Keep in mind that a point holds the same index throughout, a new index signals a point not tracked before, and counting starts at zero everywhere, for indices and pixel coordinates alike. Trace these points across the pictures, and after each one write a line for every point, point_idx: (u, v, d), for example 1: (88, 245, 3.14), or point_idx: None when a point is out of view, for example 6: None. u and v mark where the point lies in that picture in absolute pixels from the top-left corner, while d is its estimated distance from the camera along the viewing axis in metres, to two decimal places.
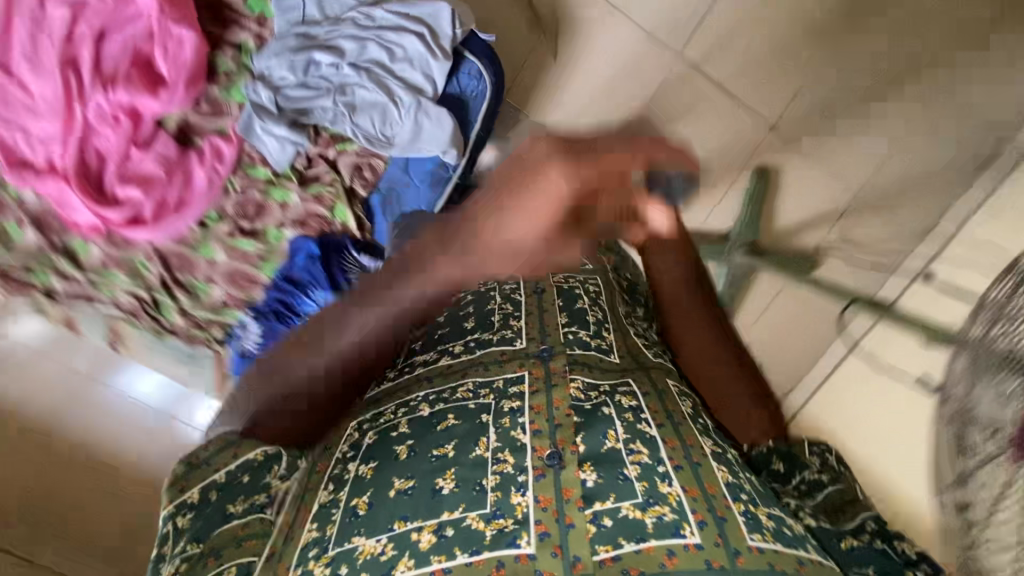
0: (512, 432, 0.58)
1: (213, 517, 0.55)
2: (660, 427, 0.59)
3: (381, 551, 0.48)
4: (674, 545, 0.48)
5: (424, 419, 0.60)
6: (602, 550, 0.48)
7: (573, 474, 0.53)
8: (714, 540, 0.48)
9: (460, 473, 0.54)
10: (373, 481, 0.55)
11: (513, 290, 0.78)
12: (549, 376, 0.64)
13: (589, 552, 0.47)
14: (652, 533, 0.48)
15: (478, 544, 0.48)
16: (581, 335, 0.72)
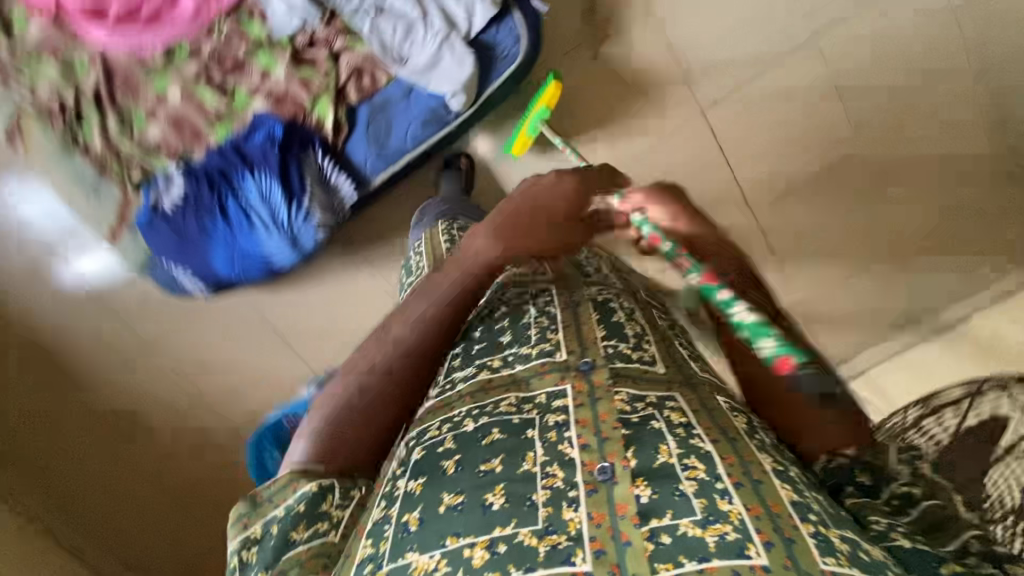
0: (560, 445, 0.57)
1: (276, 546, 0.58)
2: (716, 442, 0.56)
3: (434, 568, 0.48)
4: (739, 566, 0.44)
5: (469, 434, 0.60)
6: (662, 568, 0.45)
7: (626, 490, 0.51)
8: (783, 563, 0.45)
9: (509, 488, 0.53)
10: (422, 497, 0.55)
11: (548, 304, 0.81)
12: (593, 390, 0.63)
13: (649, 570, 0.45)
14: (714, 553, 0.45)
15: (531, 561, 0.47)
16: (621, 348, 0.71)
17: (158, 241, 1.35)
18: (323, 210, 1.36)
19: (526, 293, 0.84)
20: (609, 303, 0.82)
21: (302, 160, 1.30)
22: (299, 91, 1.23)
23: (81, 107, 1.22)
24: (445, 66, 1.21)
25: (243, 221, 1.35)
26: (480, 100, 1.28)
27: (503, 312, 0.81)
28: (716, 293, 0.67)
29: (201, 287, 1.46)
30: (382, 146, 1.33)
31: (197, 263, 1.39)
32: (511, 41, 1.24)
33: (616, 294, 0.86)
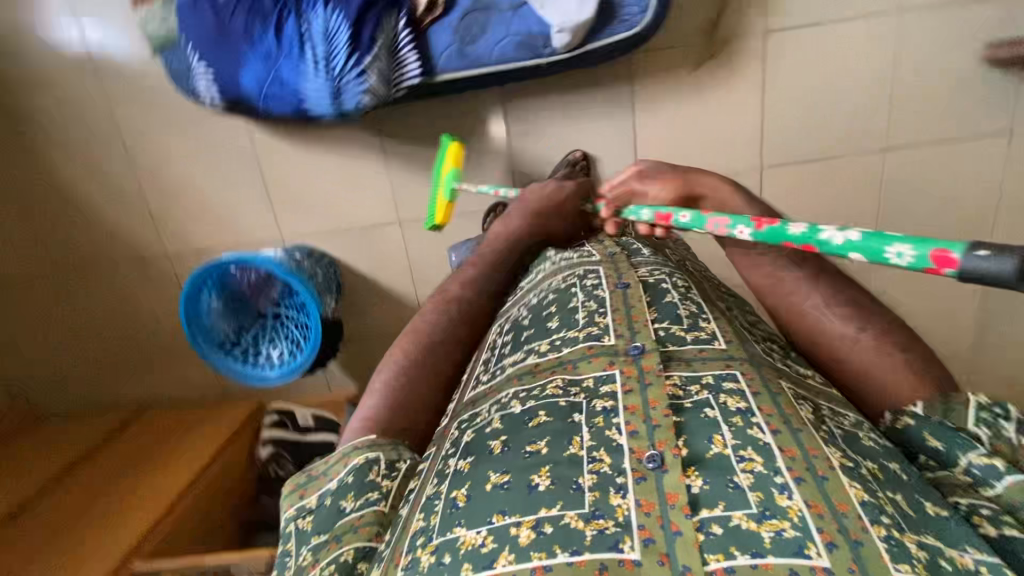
0: (607, 431, 0.56)
1: (328, 514, 0.60)
2: (777, 433, 0.53)
3: (482, 543, 0.48)
4: (798, 565, 0.43)
5: (516, 416, 0.60)
6: (713, 559, 0.44)
7: (676, 479, 0.50)
8: (848, 567, 0.43)
9: (555, 469, 0.52)
10: (469, 475, 0.55)
11: (596, 287, 0.79)
12: (643, 375, 0.62)
13: (700, 562, 0.44)
14: (770, 550, 0.44)
15: (578, 544, 0.46)
16: (674, 330, 0.70)
17: (192, 24, 0.97)
18: (380, 79, 0.98)
19: (573, 275, 0.83)
20: (660, 286, 0.80)
21: (382, 19, 0.97)
22: None
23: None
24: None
25: (296, 47, 0.97)
26: (580, 54, 1.02)
27: (551, 296, 0.80)
28: (792, 233, 0.60)
29: (216, 103, 1.03)
30: (467, 46, 1.00)
31: (224, 68, 0.99)
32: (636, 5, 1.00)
33: (669, 271, 0.85)
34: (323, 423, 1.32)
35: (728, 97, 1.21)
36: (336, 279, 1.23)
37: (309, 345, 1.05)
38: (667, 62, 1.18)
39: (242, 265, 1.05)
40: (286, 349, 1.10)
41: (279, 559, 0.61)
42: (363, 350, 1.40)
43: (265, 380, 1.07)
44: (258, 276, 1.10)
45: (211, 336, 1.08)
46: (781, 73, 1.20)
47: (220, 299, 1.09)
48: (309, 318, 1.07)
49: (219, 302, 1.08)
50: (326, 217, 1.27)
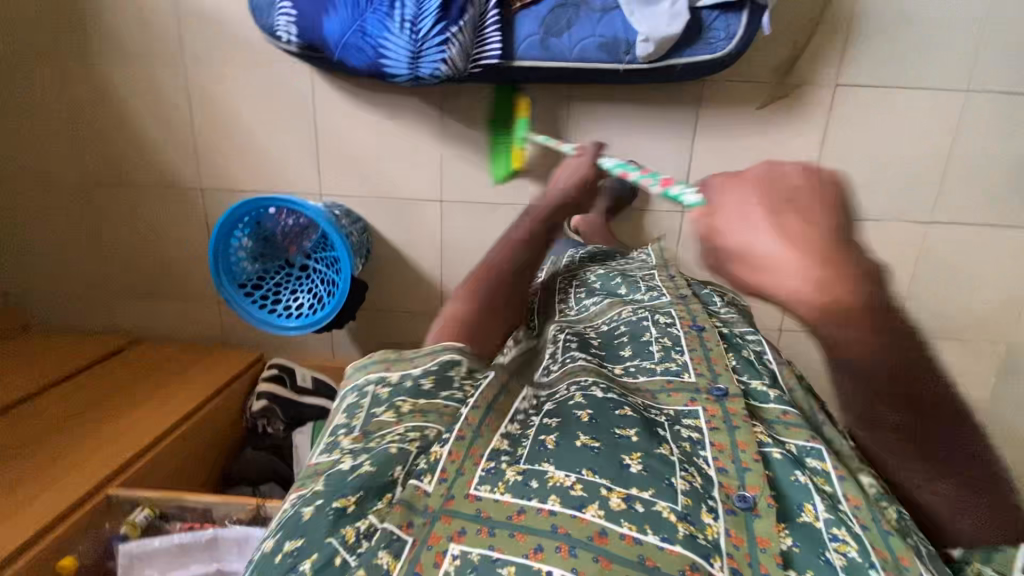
0: (697, 459, 0.57)
1: (411, 389, 0.58)
2: (866, 526, 0.53)
3: (571, 485, 0.48)
4: None
5: (598, 398, 0.59)
6: None
7: (769, 527, 0.51)
8: None
9: (647, 460, 0.52)
10: (558, 428, 0.55)
11: (670, 325, 0.83)
12: (727, 416, 0.63)
13: None
14: None
15: (670, 533, 0.46)
16: (757, 384, 0.73)
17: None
18: (461, 52, 0.98)
19: (644, 311, 0.88)
20: (735, 339, 0.86)
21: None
22: None
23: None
24: (652, 13, 0.98)
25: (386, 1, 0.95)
26: (660, 67, 1.02)
27: (622, 326, 0.85)
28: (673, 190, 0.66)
29: (292, 43, 1.02)
30: (551, 38, 1.01)
31: (310, 13, 0.97)
32: (722, 34, 1.00)
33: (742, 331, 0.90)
34: (321, 387, 1.32)
35: (789, 141, 1.21)
36: (366, 250, 1.22)
37: (332, 301, 1.03)
38: (738, 95, 1.18)
39: (283, 208, 1.04)
40: (306, 302, 1.08)
41: (353, 401, 0.58)
42: (378, 321, 1.37)
43: (280, 326, 1.05)
44: (295, 223, 1.09)
45: (235, 275, 1.06)
46: (845, 128, 1.20)
47: (251, 241, 1.08)
48: (338, 274, 1.04)
49: (250, 242, 1.07)
50: (371, 183, 1.27)
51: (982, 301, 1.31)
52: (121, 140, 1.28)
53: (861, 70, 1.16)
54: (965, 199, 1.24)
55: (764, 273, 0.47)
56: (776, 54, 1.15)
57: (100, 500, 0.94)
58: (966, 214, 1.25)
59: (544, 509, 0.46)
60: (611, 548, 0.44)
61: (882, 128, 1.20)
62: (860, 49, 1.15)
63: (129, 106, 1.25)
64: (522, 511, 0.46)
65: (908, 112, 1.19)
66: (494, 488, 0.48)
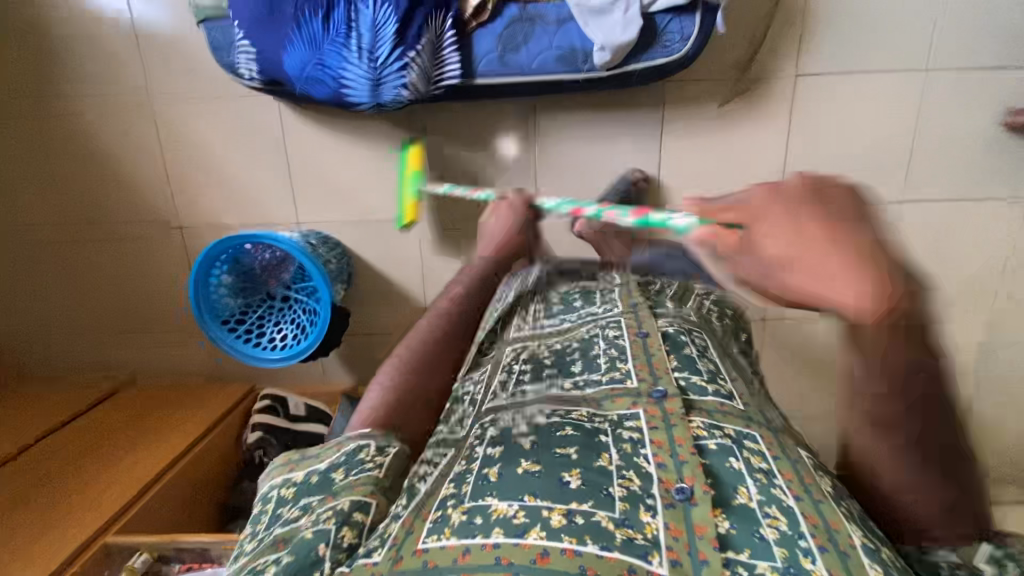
0: (636, 458, 0.66)
1: (324, 484, 0.68)
2: (798, 498, 0.60)
3: (513, 514, 0.56)
4: None
5: (545, 426, 0.70)
6: None
7: (705, 513, 0.58)
8: None
9: (585, 474, 0.61)
10: (502, 457, 0.64)
11: (618, 337, 0.94)
12: (667, 417, 0.73)
13: None
14: None
15: (608, 541, 0.53)
16: (695, 381, 0.82)
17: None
18: (421, 75, 0.99)
19: (597, 326, 0.98)
20: (680, 338, 0.95)
21: (430, 17, 0.98)
22: None
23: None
24: (607, 22, 0.99)
25: (341, 31, 0.96)
26: (619, 73, 1.04)
27: (575, 344, 0.94)
28: (651, 217, 0.52)
29: (255, 79, 1.03)
30: (508, 54, 1.03)
31: (268, 49, 0.97)
32: (678, 37, 1.01)
33: (689, 329, 0.98)
34: (315, 413, 1.33)
35: (756, 133, 1.22)
36: (347, 272, 1.23)
37: (314, 331, 1.04)
38: (701, 94, 1.19)
39: (258, 243, 1.04)
40: (290, 332, 1.09)
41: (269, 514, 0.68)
42: (366, 344, 1.38)
43: (264, 359, 1.05)
44: (272, 256, 1.08)
45: (219, 312, 1.07)
46: (810, 117, 1.22)
47: (232, 276, 1.08)
48: (318, 303, 1.05)
49: (230, 277, 1.08)
50: (346, 208, 1.28)
51: None
52: (97, 188, 1.29)
53: (819, 59, 1.18)
54: None
55: (842, 280, 0.35)
56: (733, 52, 1.19)
57: (99, 546, 0.95)
58: None
59: (487, 543, 0.53)
60: (552, 565, 0.51)
61: (845, 115, 1.22)
62: (818, 39, 1.17)
63: (102, 151, 1.26)
64: (467, 551, 0.53)
65: (870, 97, 1.21)
66: (440, 536, 0.55)
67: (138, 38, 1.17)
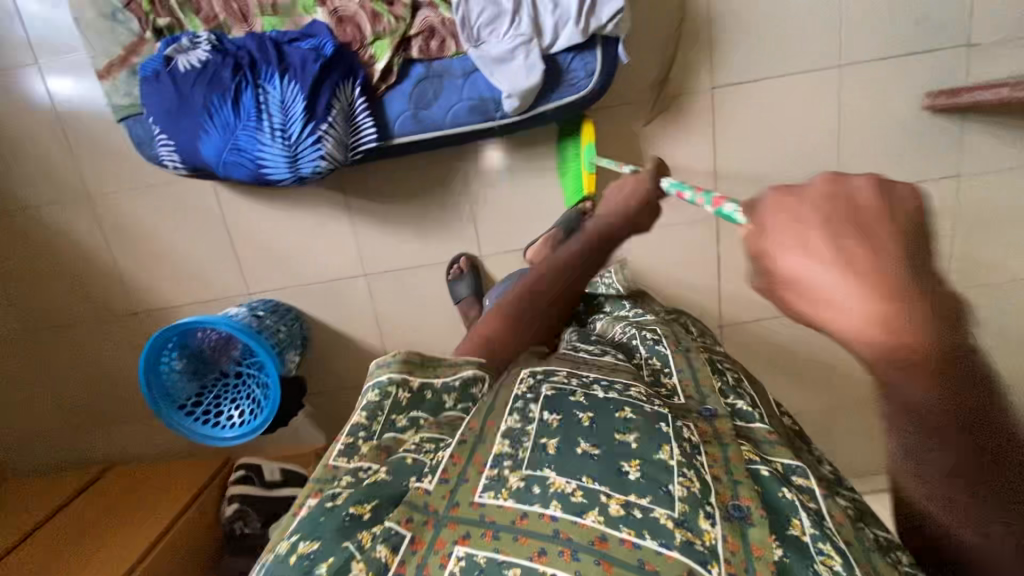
0: (695, 458, 0.55)
1: (433, 406, 0.64)
2: (850, 542, 0.52)
3: (571, 491, 0.49)
4: None
5: (600, 401, 0.59)
6: None
7: (763, 535, 0.50)
8: None
9: (646, 465, 0.52)
10: (559, 430, 0.55)
11: (657, 343, 0.81)
12: (718, 434, 0.61)
13: None
14: None
15: (667, 539, 0.47)
16: (743, 406, 0.70)
17: (153, 97, 0.98)
18: (336, 144, 1.01)
19: (635, 331, 0.86)
20: (720, 364, 0.82)
21: (338, 89, 1.00)
22: (373, 23, 1.02)
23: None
24: (512, 68, 1.00)
25: (252, 116, 0.98)
26: (531, 115, 1.06)
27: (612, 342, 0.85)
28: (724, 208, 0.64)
29: (179, 168, 1.05)
30: (421, 111, 1.05)
31: (184, 140, 1.00)
32: (583, 72, 1.04)
33: (728, 357, 0.87)
34: (291, 476, 1.34)
35: (680, 149, 1.24)
36: (301, 334, 1.24)
37: (267, 405, 1.07)
38: (620, 120, 1.22)
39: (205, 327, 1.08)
40: (246, 409, 1.11)
41: (375, 401, 0.62)
42: (334, 401, 1.39)
43: (220, 440, 1.07)
44: (219, 335, 1.11)
45: (173, 397, 1.09)
46: (731, 127, 1.24)
47: (184, 360, 1.11)
48: (267, 377, 1.08)
49: (183, 362, 1.10)
50: (294, 274, 1.30)
51: None
52: (47, 288, 1.30)
53: (730, 70, 1.20)
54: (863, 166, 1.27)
55: (827, 310, 0.35)
56: (647, 73, 1.19)
57: None
58: None
59: (544, 515, 0.48)
60: (611, 551, 0.46)
61: (765, 121, 1.24)
62: (727, 52, 1.19)
63: (49, 249, 1.27)
64: (525, 515, 0.48)
65: (787, 100, 1.23)
66: (497, 495, 0.50)
67: (66, 138, 1.19)
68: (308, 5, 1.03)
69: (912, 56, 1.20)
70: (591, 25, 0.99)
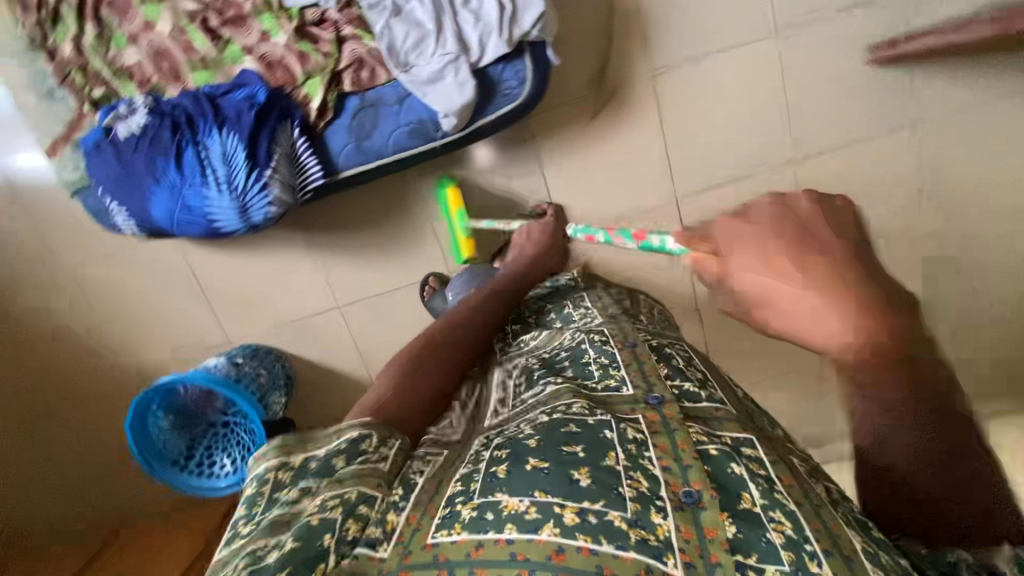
0: (642, 458, 0.55)
1: (321, 470, 0.54)
2: (799, 503, 0.52)
3: (525, 509, 0.48)
4: None
5: (550, 425, 0.59)
6: None
7: (715, 516, 0.50)
8: None
9: (595, 471, 0.52)
10: (508, 456, 0.55)
11: (605, 343, 0.81)
12: (667, 421, 0.61)
13: None
14: None
15: (623, 539, 0.46)
16: (690, 387, 0.71)
17: (100, 168, 1.01)
18: (283, 186, 1.03)
19: (582, 332, 0.87)
20: (665, 348, 0.83)
21: (278, 133, 1.02)
22: (296, 63, 1.03)
23: (61, 10, 1.01)
24: (445, 87, 1.01)
25: (196, 172, 1.00)
26: (470, 130, 1.07)
27: (563, 350, 0.84)
28: (651, 242, 0.75)
29: (137, 232, 1.07)
30: (362, 142, 1.06)
31: (133, 205, 1.02)
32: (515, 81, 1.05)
33: (672, 340, 0.88)
34: None
35: (628, 140, 1.25)
36: (284, 374, 1.26)
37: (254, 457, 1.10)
38: (564, 119, 1.22)
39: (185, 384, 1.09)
40: (237, 457, 1.14)
41: (253, 498, 0.54)
42: None
43: (214, 491, 1.10)
44: (200, 390, 1.13)
45: (165, 455, 1.12)
46: (675, 110, 1.24)
47: (170, 418, 1.13)
48: (253, 426, 1.11)
49: (170, 419, 1.13)
50: (269, 317, 1.32)
51: None
52: (31, 365, 1.33)
53: (666, 54, 1.19)
54: (814, 130, 1.27)
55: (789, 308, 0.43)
56: (583, 69, 1.19)
57: None
58: (822, 144, 1.27)
59: (499, 539, 0.46)
60: (570, 563, 0.44)
61: (709, 99, 1.23)
62: (661, 37, 1.18)
63: (26, 325, 1.29)
64: (479, 545, 0.45)
65: (729, 74, 1.22)
66: (450, 531, 0.47)
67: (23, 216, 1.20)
68: (236, 54, 1.04)
69: (849, 11, 1.18)
70: (515, 33, 1.00)
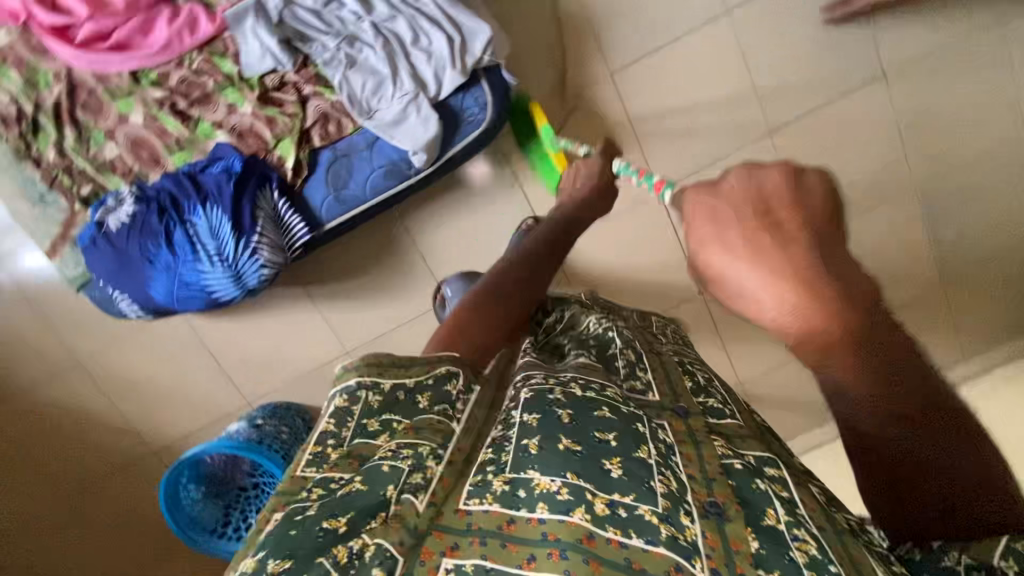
0: (670, 459, 0.49)
1: (405, 407, 0.48)
2: (822, 529, 0.47)
3: (558, 489, 0.42)
4: None
5: (581, 400, 0.51)
6: None
7: (740, 530, 0.44)
8: None
9: (627, 462, 0.45)
10: (540, 427, 0.47)
11: (632, 340, 0.74)
12: (693, 433, 0.55)
13: None
14: None
15: (653, 534, 0.41)
16: (713, 404, 0.64)
17: (97, 263, 1.05)
18: (272, 250, 1.06)
19: (609, 321, 0.79)
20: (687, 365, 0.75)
21: (258, 197, 1.05)
22: (265, 128, 1.06)
23: (41, 119, 1.06)
24: (408, 125, 1.03)
25: (187, 249, 1.04)
26: (442, 162, 1.08)
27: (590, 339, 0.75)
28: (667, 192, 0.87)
29: (142, 315, 1.11)
30: (341, 192, 1.08)
31: (132, 290, 1.06)
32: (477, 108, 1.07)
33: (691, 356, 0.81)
34: None
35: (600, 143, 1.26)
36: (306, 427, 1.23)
37: None
38: None
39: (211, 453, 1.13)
40: None
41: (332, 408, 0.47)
42: None
43: None
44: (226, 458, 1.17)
45: (202, 524, 1.14)
46: (640, 106, 1.24)
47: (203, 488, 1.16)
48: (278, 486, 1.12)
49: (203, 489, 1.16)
50: (283, 375, 1.35)
51: (865, 175, 1.29)
52: (69, 460, 1.37)
53: (619, 55, 1.21)
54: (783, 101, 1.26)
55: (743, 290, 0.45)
56: (542, 83, 1.21)
57: None
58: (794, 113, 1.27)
59: (533, 518, 0.41)
60: (601, 552, 0.39)
61: (672, 90, 1.24)
62: (612, 39, 1.20)
63: (57, 418, 1.34)
64: (512, 521, 0.41)
65: (686, 62, 1.23)
66: (482, 500, 0.42)
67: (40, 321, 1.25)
68: (208, 131, 1.08)
69: None
70: (468, 62, 1.02)
